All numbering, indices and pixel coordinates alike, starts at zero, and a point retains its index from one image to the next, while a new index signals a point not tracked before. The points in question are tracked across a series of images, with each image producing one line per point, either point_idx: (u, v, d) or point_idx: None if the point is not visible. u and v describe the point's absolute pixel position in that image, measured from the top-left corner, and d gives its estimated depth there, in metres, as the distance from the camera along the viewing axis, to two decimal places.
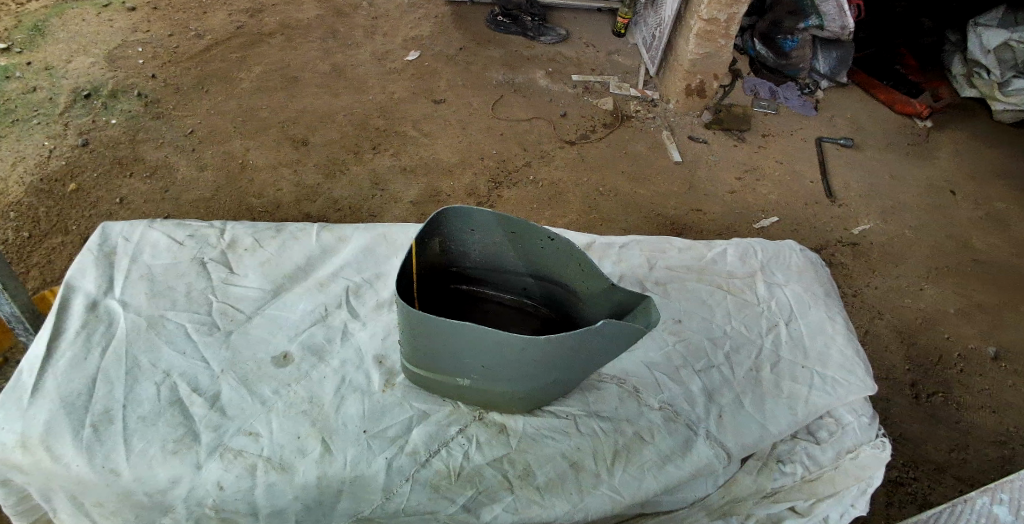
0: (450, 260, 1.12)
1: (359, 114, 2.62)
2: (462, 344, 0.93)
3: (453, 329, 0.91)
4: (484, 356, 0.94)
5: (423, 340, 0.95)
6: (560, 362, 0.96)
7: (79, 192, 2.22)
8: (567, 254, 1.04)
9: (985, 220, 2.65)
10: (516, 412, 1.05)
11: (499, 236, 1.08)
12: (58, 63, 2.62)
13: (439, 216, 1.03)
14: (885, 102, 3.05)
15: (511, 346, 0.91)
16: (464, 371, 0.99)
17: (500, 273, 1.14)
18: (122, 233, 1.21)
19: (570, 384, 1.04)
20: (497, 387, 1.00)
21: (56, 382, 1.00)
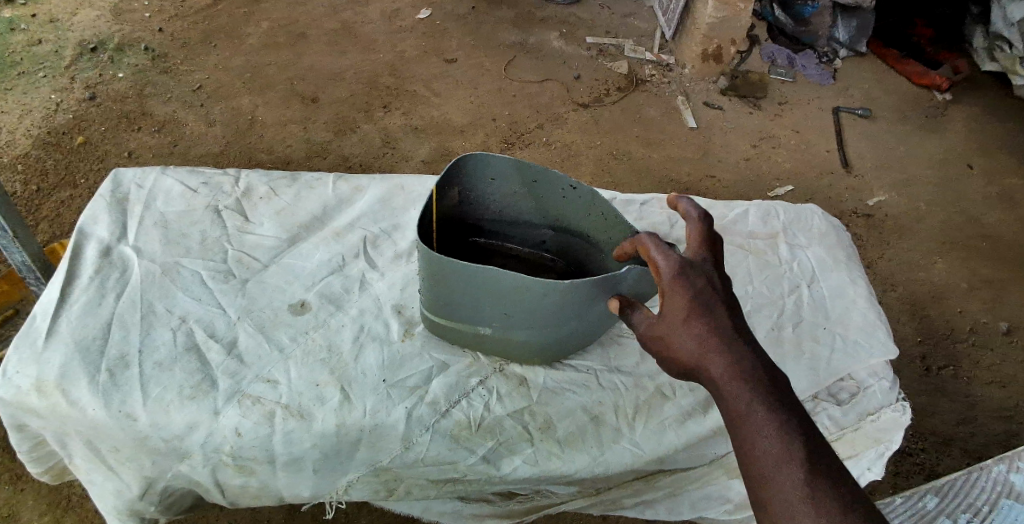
0: (467, 211, 1.10)
1: (369, 72, 2.57)
2: (482, 290, 0.91)
3: (475, 274, 0.89)
4: (504, 303, 0.93)
5: (443, 285, 0.93)
6: (580, 310, 0.94)
7: (87, 145, 2.20)
8: (587, 202, 1.03)
9: (1000, 194, 2.61)
10: (538, 361, 1.04)
11: (518, 184, 1.06)
12: (62, 17, 2.58)
13: (459, 163, 1.01)
14: (901, 72, 2.99)
15: (534, 292, 0.89)
16: (483, 319, 0.97)
17: (517, 225, 1.12)
18: (134, 179, 1.20)
19: (593, 335, 1.03)
20: (517, 335, 0.98)
21: (70, 327, 0.99)
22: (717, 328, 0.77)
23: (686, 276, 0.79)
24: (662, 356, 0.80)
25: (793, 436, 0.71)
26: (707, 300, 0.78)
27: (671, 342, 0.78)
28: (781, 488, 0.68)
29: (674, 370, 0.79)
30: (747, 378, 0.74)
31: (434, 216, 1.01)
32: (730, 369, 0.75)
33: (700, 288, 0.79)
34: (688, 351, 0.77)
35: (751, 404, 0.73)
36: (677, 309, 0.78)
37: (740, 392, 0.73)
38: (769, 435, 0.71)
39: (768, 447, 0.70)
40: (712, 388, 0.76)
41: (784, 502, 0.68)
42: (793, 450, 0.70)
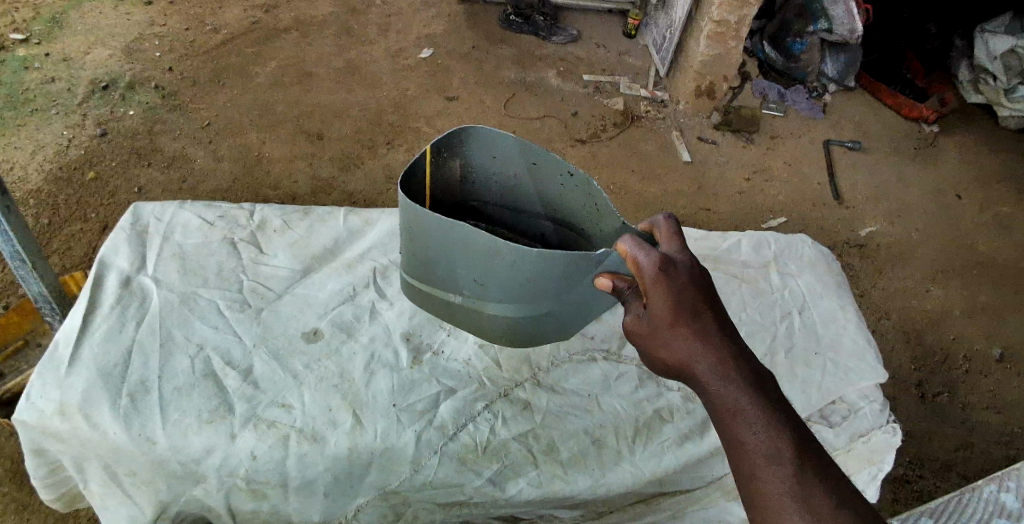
0: (471, 189, 1.16)
1: (372, 109, 2.65)
2: (458, 252, 0.96)
3: (453, 237, 0.94)
4: (477, 270, 0.97)
5: (425, 247, 0.99)
6: (551, 289, 0.98)
7: (98, 181, 2.27)
8: (582, 191, 1.06)
9: (990, 222, 2.68)
10: (504, 339, 1.09)
11: (520, 167, 1.11)
12: (75, 55, 2.68)
13: (461, 137, 1.08)
14: (891, 106, 3.07)
15: (506, 260, 0.94)
16: (459, 286, 1.02)
17: (520, 211, 1.17)
18: (153, 213, 1.25)
19: (567, 322, 1.07)
20: (489, 307, 1.03)
21: (93, 354, 1.04)
22: (706, 329, 0.81)
23: (672, 280, 0.82)
24: (652, 356, 0.84)
25: (780, 437, 0.73)
26: (689, 301, 0.82)
27: (660, 341, 0.82)
28: (769, 487, 0.71)
29: (664, 369, 0.83)
30: (732, 377, 0.78)
31: (428, 184, 1.08)
32: (721, 370, 0.78)
33: (682, 289, 0.82)
34: (677, 351, 0.81)
35: (737, 403, 0.76)
36: (664, 311, 0.81)
37: (731, 393, 0.77)
38: (755, 434, 0.74)
39: (759, 446, 0.73)
40: (702, 386, 0.79)
41: (776, 499, 0.71)
42: (786, 450, 0.73)
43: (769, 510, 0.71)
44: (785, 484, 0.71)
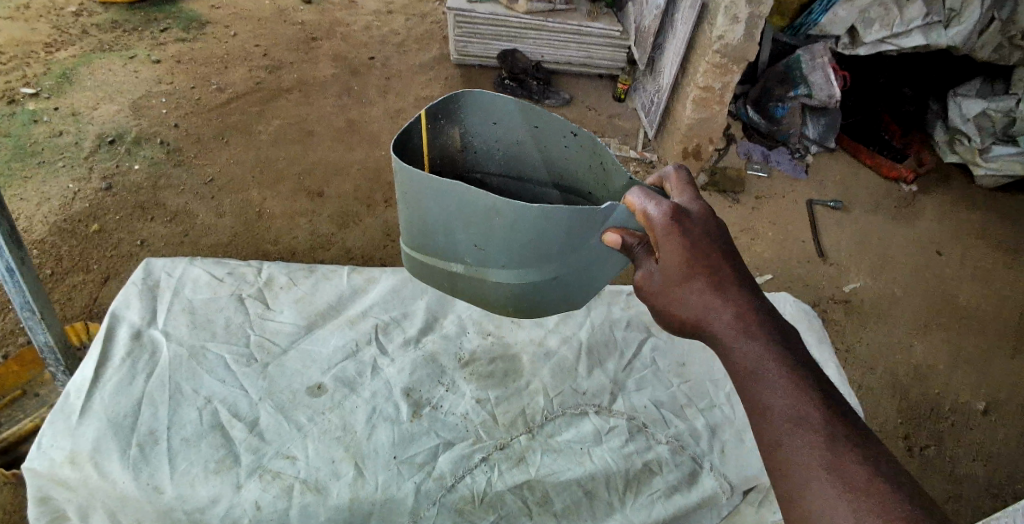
0: (474, 162, 1.23)
1: (372, 167, 2.75)
2: (457, 215, 1.02)
3: (452, 200, 1.00)
4: (477, 233, 1.03)
5: (426, 215, 1.04)
6: (552, 250, 1.03)
7: (101, 233, 2.33)
8: (588, 147, 1.13)
9: (970, 276, 2.77)
10: (504, 308, 1.14)
11: (523, 132, 1.18)
12: (84, 110, 2.79)
13: (460, 102, 1.14)
14: (871, 166, 3.19)
15: (506, 219, 0.99)
16: (460, 254, 1.07)
17: (525, 177, 1.24)
18: (164, 268, 1.31)
19: (570, 289, 1.12)
20: (491, 274, 1.08)
21: (103, 404, 1.09)
22: (718, 287, 0.92)
23: (686, 235, 0.91)
24: (667, 309, 0.95)
25: (794, 391, 0.87)
26: (702, 256, 0.92)
27: (674, 296, 0.94)
28: (785, 434, 0.85)
29: (680, 320, 0.95)
30: (748, 337, 0.90)
31: (426, 147, 1.14)
32: (735, 328, 0.91)
33: (695, 244, 0.92)
34: (692, 309, 0.92)
35: (752, 358, 0.89)
36: (680, 268, 0.92)
37: (748, 350, 0.90)
38: (770, 387, 0.87)
39: (774, 399, 0.87)
40: (718, 340, 0.92)
41: (791, 443, 0.84)
42: (800, 403, 0.86)
43: (785, 452, 0.85)
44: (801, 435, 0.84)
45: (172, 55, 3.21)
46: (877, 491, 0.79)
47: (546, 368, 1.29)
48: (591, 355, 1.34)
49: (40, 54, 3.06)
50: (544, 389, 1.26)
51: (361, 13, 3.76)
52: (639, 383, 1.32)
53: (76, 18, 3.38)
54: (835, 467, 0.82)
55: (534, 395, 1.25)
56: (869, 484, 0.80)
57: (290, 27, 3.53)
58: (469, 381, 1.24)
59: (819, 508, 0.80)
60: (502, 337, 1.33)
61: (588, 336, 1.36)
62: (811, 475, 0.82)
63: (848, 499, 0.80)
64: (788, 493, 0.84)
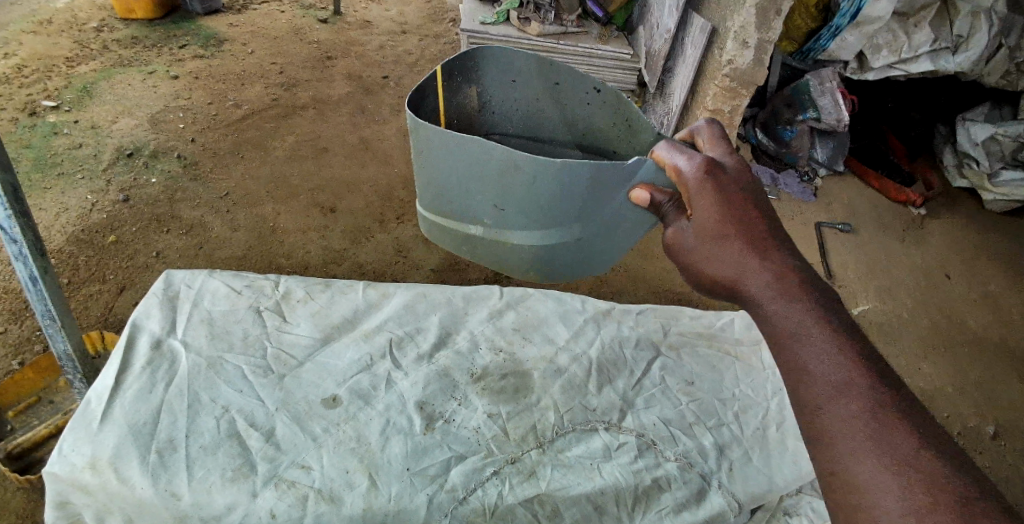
0: (496, 118, 1.35)
1: (384, 185, 2.79)
2: (473, 178, 1.08)
3: (470, 161, 1.06)
4: (496, 194, 1.09)
5: (446, 178, 1.11)
6: (570, 209, 1.10)
7: (117, 244, 2.37)
8: (610, 103, 1.21)
9: (979, 301, 2.77)
10: (525, 268, 1.21)
11: (541, 89, 1.28)
12: (104, 123, 2.85)
13: (477, 61, 1.26)
14: (879, 189, 3.20)
15: (523, 179, 1.05)
16: (481, 215, 1.14)
17: (543, 138, 1.34)
18: (184, 280, 1.36)
19: (588, 249, 1.17)
20: (511, 235, 1.15)
21: (124, 411, 1.13)
22: (757, 246, 0.95)
23: (718, 193, 0.98)
24: (703, 270, 0.99)
25: (835, 352, 0.88)
26: (736, 213, 0.97)
27: (709, 255, 0.97)
28: (829, 400, 0.86)
29: (716, 282, 0.98)
30: (786, 294, 0.92)
31: (443, 105, 1.26)
32: (774, 291, 0.93)
33: (729, 203, 0.97)
34: (730, 268, 0.95)
35: (790, 315, 0.91)
36: (713, 225, 0.97)
37: (787, 308, 0.92)
38: (811, 347, 0.89)
39: (815, 359, 0.88)
40: (756, 301, 0.94)
41: (836, 408, 0.85)
42: (844, 366, 0.87)
43: (831, 423, 0.85)
44: (847, 404, 0.85)
45: (190, 71, 3.28)
46: (928, 468, 0.79)
47: (557, 385, 1.31)
48: (601, 373, 1.36)
49: (62, 68, 3.14)
50: (555, 405, 1.28)
51: (376, 33, 3.83)
52: (648, 401, 1.33)
53: (98, 34, 3.47)
54: (881, 439, 0.82)
55: (545, 411, 1.27)
56: (920, 461, 0.80)
57: (305, 46, 3.61)
58: (481, 396, 1.27)
59: (863, 480, 0.81)
60: (513, 353, 1.36)
61: (599, 354, 1.39)
62: (857, 446, 0.83)
63: (895, 472, 0.80)
64: (828, 463, 0.85)
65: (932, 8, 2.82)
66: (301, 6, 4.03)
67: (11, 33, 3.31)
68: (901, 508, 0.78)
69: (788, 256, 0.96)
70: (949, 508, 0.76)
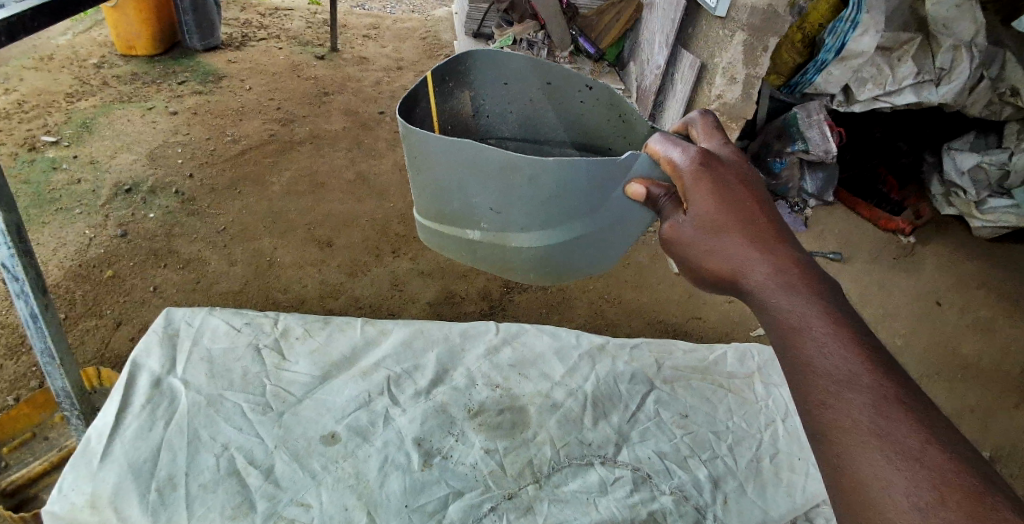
0: (488, 127, 1.31)
1: (381, 219, 2.82)
2: (471, 179, 1.06)
3: (468, 162, 1.04)
4: (496, 195, 1.07)
5: (443, 182, 1.08)
6: (573, 205, 1.09)
7: (114, 279, 2.38)
8: (604, 99, 1.23)
9: (971, 327, 2.79)
10: (529, 271, 1.19)
11: (534, 90, 1.27)
12: (102, 159, 2.89)
13: (469, 65, 1.21)
14: (868, 218, 3.25)
15: (524, 175, 1.04)
16: (482, 218, 1.12)
17: (539, 140, 1.33)
18: (184, 318, 1.37)
19: (592, 250, 1.16)
20: (512, 238, 1.13)
21: (124, 449, 1.14)
22: (758, 238, 0.92)
23: (718, 183, 0.94)
24: (702, 264, 0.95)
25: (843, 349, 0.83)
26: (737, 203, 0.93)
27: (708, 248, 0.94)
28: (836, 397, 0.81)
29: (714, 276, 0.94)
30: (789, 289, 0.88)
31: (436, 112, 1.20)
32: (776, 282, 0.89)
33: (729, 194, 0.94)
34: (729, 260, 0.92)
35: (795, 310, 0.87)
36: (713, 216, 0.93)
37: (791, 302, 0.87)
38: (816, 343, 0.84)
39: (823, 357, 0.83)
40: (758, 295, 0.90)
41: (841, 405, 0.81)
42: (853, 365, 0.82)
43: (836, 420, 0.81)
44: (854, 399, 0.80)
45: (189, 107, 3.34)
46: (940, 465, 0.75)
47: (553, 419, 1.33)
48: (596, 407, 1.37)
49: (62, 104, 3.19)
50: (551, 439, 1.30)
51: (372, 69, 3.92)
52: (643, 434, 1.35)
53: (98, 70, 3.53)
54: (891, 436, 0.78)
55: (541, 446, 1.29)
56: (930, 458, 0.76)
57: (302, 82, 3.67)
58: (478, 432, 1.28)
59: (870, 478, 0.77)
60: (509, 389, 1.38)
61: (593, 388, 1.41)
62: (864, 444, 0.78)
63: (905, 471, 0.76)
64: (834, 463, 0.80)
65: (915, 42, 2.86)
66: (298, 43, 4.11)
67: (13, 69, 3.37)
68: (909, 506, 0.74)
69: (791, 249, 0.91)
70: (959, 505, 0.72)
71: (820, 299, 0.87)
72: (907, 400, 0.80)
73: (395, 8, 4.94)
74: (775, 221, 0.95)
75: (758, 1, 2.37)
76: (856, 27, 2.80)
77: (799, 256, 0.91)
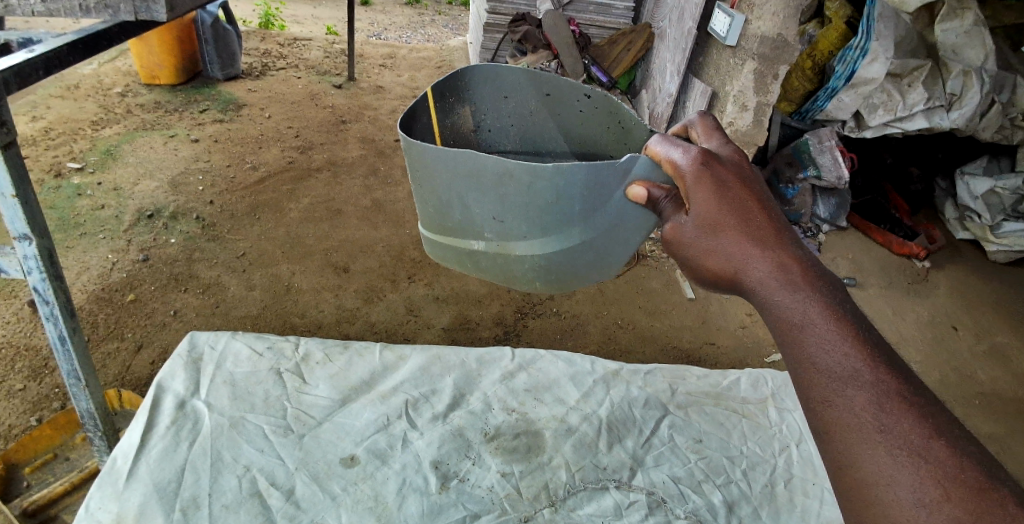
0: (492, 139, 1.34)
1: (396, 245, 2.87)
2: (470, 188, 1.08)
3: (465, 172, 1.06)
4: (495, 204, 1.09)
5: (444, 193, 1.11)
6: (571, 211, 1.08)
7: (136, 302, 2.43)
8: (602, 107, 1.24)
9: (988, 354, 2.77)
10: (533, 281, 1.18)
11: (535, 99, 1.29)
12: (126, 186, 2.97)
13: (469, 79, 1.26)
14: (882, 243, 3.25)
15: (519, 182, 1.05)
16: (483, 228, 1.13)
17: (542, 150, 1.34)
18: (208, 341, 1.41)
19: (596, 257, 1.15)
20: (514, 246, 1.13)
21: (149, 470, 1.17)
22: (758, 236, 0.90)
23: (718, 182, 0.93)
24: (703, 264, 0.93)
25: (845, 348, 0.83)
26: (736, 201, 0.92)
27: (708, 248, 0.92)
28: (839, 397, 0.81)
29: (714, 275, 0.93)
30: (791, 287, 0.87)
31: (438, 127, 1.24)
32: (777, 280, 0.87)
33: (730, 193, 0.92)
34: (729, 260, 0.90)
35: (797, 309, 0.86)
36: (714, 216, 0.91)
37: (793, 302, 0.86)
38: (818, 343, 0.84)
39: (824, 356, 0.83)
40: (760, 295, 0.89)
41: (845, 405, 0.81)
42: (856, 364, 0.82)
43: (840, 420, 0.81)
44: (857, 399, 0.81)
45: (210, 135, 3.43)
46: (944, 461, 0.77)
47: (567, 444, 1.35)
48: (611, 432, 1.39)
49: (87, 132, 3.29)
50: (566, 464, 1.31)
51: (388, 98, 4.01)
52: (657, 458, 1.36)
53: (122, 99, 3.63)
54: (893, 434, 0.79)
55: (556, 470, 1.30)
56: (934, 453, 0.78)
57: (320, 110, 3.76)
58: (495, 455, 1.30)
59: (872, 476, 0.79)
60: (525, 414, 1.39)
61: (608, 413, 1.42)
62: (868, 445, 0.80)
63: (908, 470, 0.78)
64: (838, 461, 0.82)
65: (925, 69, 2.85)
66: (316, 72, 4.22)
67: (40, 98, 3.48)
68: (914, 501, 0.77)
69: (792, 245, 0.90)
70: (962, 501, 0.75)
71: (822, 296, 0.86)
72: (909, 396, 0.81)
73: (411, 38, 5.07)
74: (775, 216, 0.93)
75: (768, 31, 2.42)
76: (865, 54, 2.85)
77: (799, 253, 0.90)
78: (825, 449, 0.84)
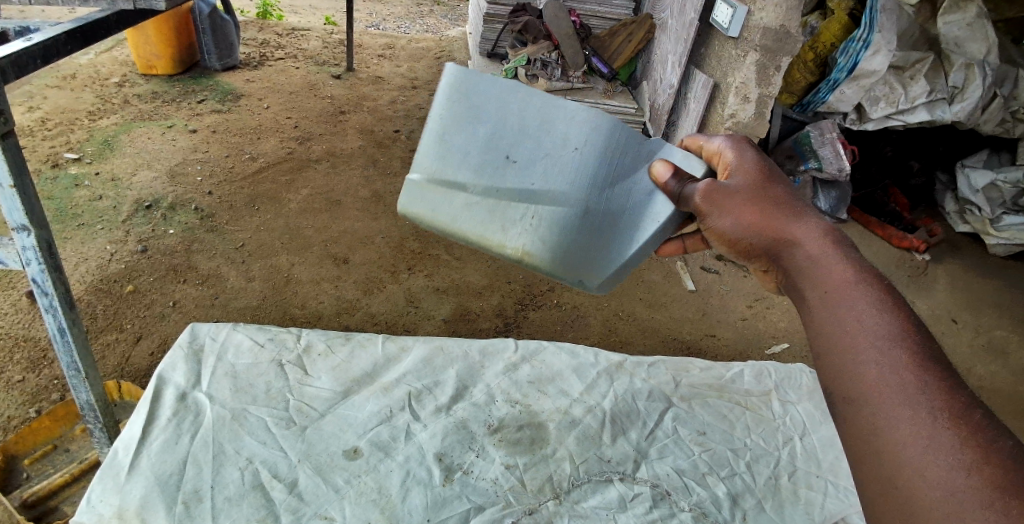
0: None
1: (396, 237, 2.85)
2: (503, 125, 1.11)
3: (503, 106, 1.10)
4: (520, 146, 1.11)
5: (470, 128, 1.11)
6: (593, 173, 1.13)
7: (135, 293, 2.41)
8: None
9: (987, 346, 2.77)
10: (531, 241, 1.15)
11: None
12: (124, 176, 2.95)
13: None
14: (883, 237, 3.25)
15: (553, 127, 1.11)
16: (500, 173, 1.12)
17: None
18: (209, 333, 1.40)
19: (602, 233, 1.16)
20: (526, 196, 1.13)
21: (150, 462, 1.16)
22: (798, 211, 1.07)
23: (761, 164, 1.10)
24: (748, 227, 1.06)
25: (884, 305, 0.96)
26: (777, 181, 1.09)
27: (756, 213, 1.06)
28: (880, 346, 0.93)
29: (759, 238, 1.06)
30: (832, 252, 1.02)
31: None
32: (818, 245, 1.03)
33: (772, 175, 1.10)
34: (776, 226, 1.05)
35: (839, 270, 1.00)
36: (760, 187, 1.08)
37: (835, 265, 1.01)
38: (861, 299, 0.97)
39: (867, 310, 0.96)
40: (804, 257, 1.03)
41: (887, 355, 0.92)
42: (895, 325, 0.94)
43: (879, 371, 0.91)
44: (897, 357, 0.91)
45: (209, 125, 3.40)
46: (978, 428, 0.85)
47: (571, 436, 1.35)
48: (614, 424, 1.39)
49: (84, 122, 3.26)
50: (570, 456, 1.31)
51: (387, 88, 3.99)
52: (661, 451, 1.36)
53: (119, 89, 3.61)
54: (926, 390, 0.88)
55: (560, 462, 1.30)
56: (970, 418, 0.86)
57: (319, 101, 3.74)
58: (499, 447, 1.30)
59: (909, 433, 0.86)
60: (528, 406, 1.39)
61: (612, 405, 1.42)
62: (904, 399, 0.88)
63: (938, 426, 0.85)
64: (871, 417, 0.90)
65: (927, 61, 2.89)
66: (314, 63, 4.19)
67: (36, 88, 3.45)
68: (950, 464, 0.83)
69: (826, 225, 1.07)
70: (996, 464, 0.81)
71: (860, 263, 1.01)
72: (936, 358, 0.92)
73: (410, 28, 5.04)
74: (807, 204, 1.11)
75: (771, 22, 2.41)
76: (868, 46, 2.80)
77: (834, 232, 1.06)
78: (855, 410, 0.92)
